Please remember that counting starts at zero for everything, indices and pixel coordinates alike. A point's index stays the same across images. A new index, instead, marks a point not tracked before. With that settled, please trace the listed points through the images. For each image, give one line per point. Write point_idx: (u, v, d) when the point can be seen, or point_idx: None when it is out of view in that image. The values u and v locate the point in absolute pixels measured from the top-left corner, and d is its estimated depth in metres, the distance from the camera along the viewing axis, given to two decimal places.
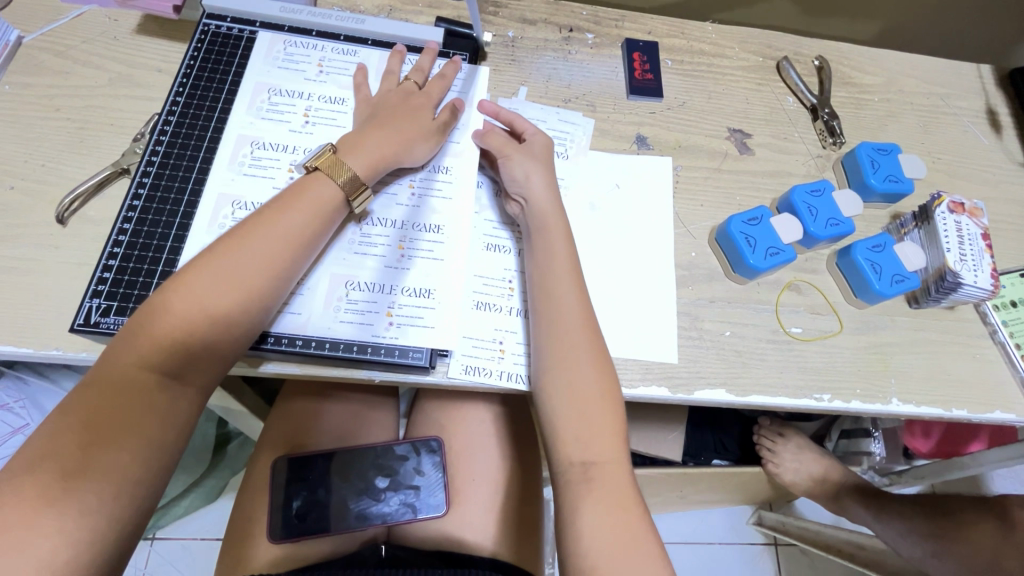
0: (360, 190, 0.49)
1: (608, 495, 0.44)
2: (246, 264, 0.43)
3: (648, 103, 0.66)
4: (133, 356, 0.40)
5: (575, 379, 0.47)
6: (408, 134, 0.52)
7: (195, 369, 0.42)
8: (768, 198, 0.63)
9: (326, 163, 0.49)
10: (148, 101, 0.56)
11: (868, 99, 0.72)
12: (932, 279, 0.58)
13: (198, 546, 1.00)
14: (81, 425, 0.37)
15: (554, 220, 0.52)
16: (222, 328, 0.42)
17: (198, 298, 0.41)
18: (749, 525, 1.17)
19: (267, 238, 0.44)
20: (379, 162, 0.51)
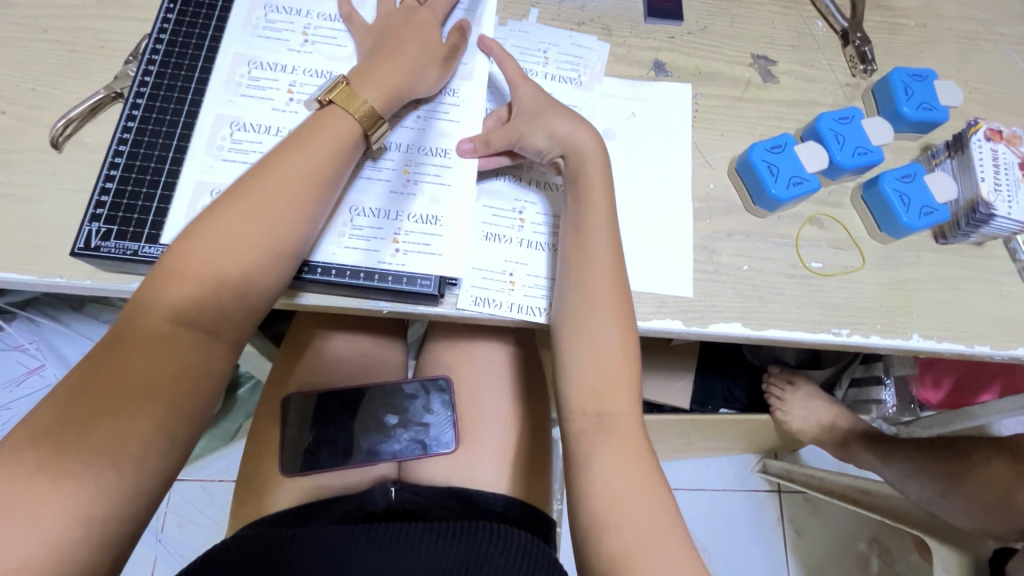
0: (378, 124, 0.47)
1: (622, 444, 0.44)
2: (266, 207, 0.41)
3: (667, 27, 0.62)
4: (160, 305, 0.38)
5: (598, 332, 0.46)
6: (419, 62, 0.49)
7: (220, 318, 0.40)
8: (792, 128, 0.60)
9: (340, 95, 0.46)
10: (139, 22, 0.53)
11: (903, 24, 0.67)
12: (963, 211, 0.55)
13: (216, 487, 1.03)
14: (112, 377, 0.36)
15: (595, 171, 0.49)
16: (245, 276, 0.41)
17: (217, 246, 0.40)
18: (754, 472, 1.18)
19: (286, 179, 0.42)
20: (393, 94, 0.48)
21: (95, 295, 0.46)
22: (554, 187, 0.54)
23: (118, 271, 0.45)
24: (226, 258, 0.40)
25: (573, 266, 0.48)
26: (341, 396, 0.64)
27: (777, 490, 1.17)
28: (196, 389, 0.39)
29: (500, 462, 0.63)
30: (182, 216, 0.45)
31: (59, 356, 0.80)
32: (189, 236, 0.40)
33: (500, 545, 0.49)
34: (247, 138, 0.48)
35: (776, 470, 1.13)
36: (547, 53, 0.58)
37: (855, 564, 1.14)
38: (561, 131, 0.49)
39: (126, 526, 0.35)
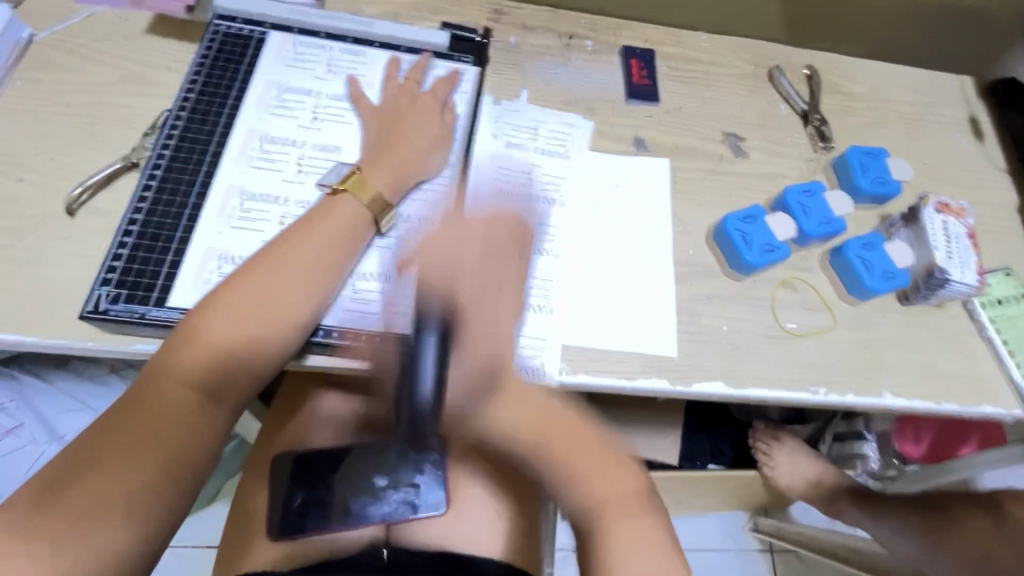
0: (386, 210, 0.52)
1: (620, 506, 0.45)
2: (282, 283, 0.46)
3: (645, 107, 0.68)
4: (178, 371, 0.42)
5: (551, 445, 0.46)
6: (419, 152, 0.55)
7: (231, 381, 0.44)
8: (762, 198, 0.65)
9: (353, 185, 0.51)
10: (158, 98, 0.57)
11: (855, 107, 0.75)
12: (921, 276, 0.60)
13: (191, 553, 0.98)
14: (128, 432, 0.39)
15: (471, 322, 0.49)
16: (259, 345, 0.44)
17: (234, 316, 0.44)
18: (745, 531, 1.17)
19: (300, 255, 0.47)
20: (397, 182, 0.53)
21: (95, 356, 0.47)
22: (548, 255, 0.58)
23: (122, 332, 0.46)
24: (244, 326, 0.44)
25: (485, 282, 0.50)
26: (330, 457, 0.64)
27: (769, 549, 1.16)
28: (200, 445, 0.42)
29: (487, 523, 0.63)
30: (190, 281, 0.47)
31: (41, 416, 0.78)
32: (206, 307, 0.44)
33: None
34: (256, 208, 0.51)
35: (767, 528, 1.12)
36: (537, 129, 0.63)
37: None
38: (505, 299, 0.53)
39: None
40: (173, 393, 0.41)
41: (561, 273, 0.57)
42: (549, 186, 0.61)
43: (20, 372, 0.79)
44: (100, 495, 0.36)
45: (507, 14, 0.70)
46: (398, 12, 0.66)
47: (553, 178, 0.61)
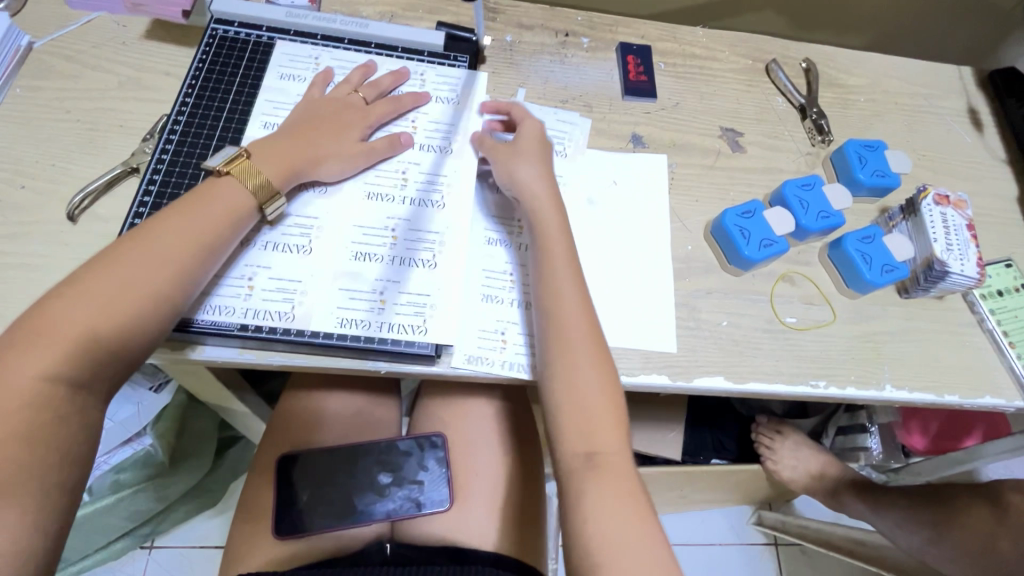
0: (273, 198, 0.50)
1: (614, 481, 0.45)
2: (197, 231, 0.46)
3: (643, 103, 0.68)
4: (83, 314, 0.41)
5: (579, 382, 0.48)
6: (333, 148, 0.54)
7: (132, 346, 0.43)
8: (761, 193, 0.65)
9: (238, 169, 0.50)
10: (156, 103, 0.58)
11: (854, 99, 0.74)
12: (921, 268, 0.60)
13: (198, 554, 0.99)
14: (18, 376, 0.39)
15: (550, 214, 0.53)
16: (170, 302, 0.44)
17: (82, 299, 0.41)
18: (749, 525, 1.17)
19: (217, 204, 0.48)
20: (290, 172, 0.51)
21: None
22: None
23: None
24: (158, 281, 0.44)
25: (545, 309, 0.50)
26: (335, 452, 0.64)
27: (773, 543, 1.16)
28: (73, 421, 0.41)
29: (491, 515, 0.64)
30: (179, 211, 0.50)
31: None
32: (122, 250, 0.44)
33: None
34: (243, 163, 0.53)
35: (771, 522, 1.12)
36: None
37: None
38: (520, 177, 0.55)
39: None
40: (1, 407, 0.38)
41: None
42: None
43: None
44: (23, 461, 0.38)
45: (504, 13, 0.70)
46: (394, 13, 0.66)
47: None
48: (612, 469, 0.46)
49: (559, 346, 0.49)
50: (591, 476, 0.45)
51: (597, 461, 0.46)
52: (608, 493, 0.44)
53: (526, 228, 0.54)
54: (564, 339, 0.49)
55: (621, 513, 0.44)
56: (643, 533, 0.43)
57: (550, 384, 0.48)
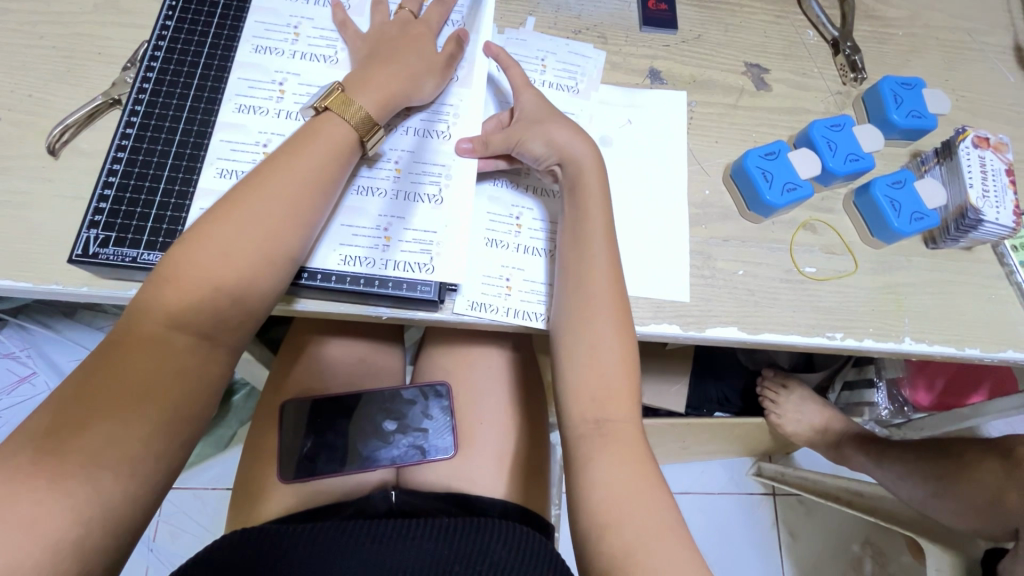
0: (373, 129, 0.47)
1: (623, 450, 0.44)
2: (307, 173, 0.44)
3: (661, 35, 0.63)
4: (208, 262, 0.40)
5: (597, 344, 0.46)
6: (414, 70, 0.50)
7: (252, 294, 0.42)
8: (785, 134, 0.61)
9: (336, 102, 0.47)
10: (136, 28, 0.53)
11: (891, 34, 0.68)
12: (952, 217, 0.57)
13: (209, 495, 1.02)
14: (148, 322, 0.38)
15: (583, 169, 0.49)
16: (284, 249, 0.42)
17: (222, 249, 0.40)
18: (748, 475, 1.19)
19: (325, 143, 0.45)
20: (390, 99, 0.48)
21: (92, 302, 0.46)
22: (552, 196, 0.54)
23: (116, 277, 0.45)
24: (275, 226, 0.42)
25: (571, 275, 0.48)
26: (339, 400, 0.64)
27: (772, 492, 1.18)
28: (193, 385, 0.39)
29: (497, 470, 0.63)
30: (215, 163, 0.47)
31: (50, 363, 0.79)
32: (239, 194, 0.42)
33: (503, 539, 0.50)
34: (260, 97, 0.50)
35: (770, 473, 1.14)
36: (544, 62, 0.59)
37: (850, 567, 1.14)
38: (558, 140, 0.50)
39: (128, 527, 0.36)
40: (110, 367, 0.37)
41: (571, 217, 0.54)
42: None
43: (27, 321, 0.80)
44: (114, 421, 0.35)
45: None
46: None
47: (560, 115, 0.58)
48: (622, 436, 0.44)
49: (580, 309, 0.47)
50: (599, 441, 0.44)
51: (607, 429, 0.45)
52: (615, 460, 0.43)
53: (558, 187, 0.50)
54: (591, 306, 0.47)
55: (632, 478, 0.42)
56: (653, 498, 0.42)
57: (567, 347, 0.47)
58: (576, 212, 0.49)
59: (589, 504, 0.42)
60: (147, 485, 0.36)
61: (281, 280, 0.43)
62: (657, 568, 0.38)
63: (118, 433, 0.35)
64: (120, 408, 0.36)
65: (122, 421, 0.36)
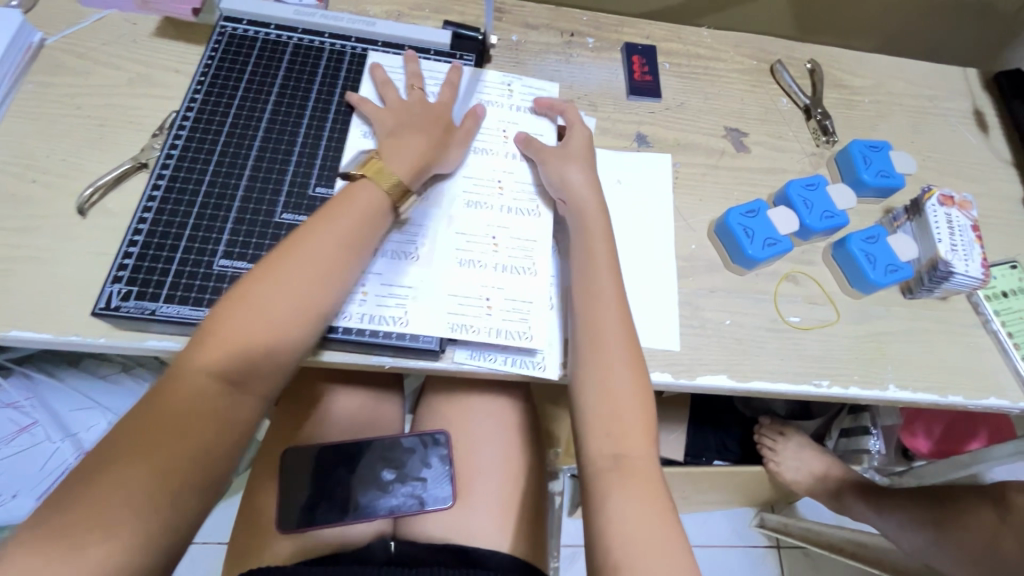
0: (406, 196, 0.51)
1: (639, 485, 0.45)
2: (338, 239, 0.47)
3: (647, 103, 0.69)
4: (244, 318, 0.43)
5: (611, 380, 0.48)
6: (420, 142, 0.54)
7: (285, 346, 0.44)
8: (765, 192, 0.65)
9: (371, 169, 0.51)
10: (166, 99, 0.58)
11: (858, 101, 0.74)
12: (925, 269, 0.60)
13: (200, 549, 1.00)
14: (193, 374, 0.41)
15: (595, 217, 0.54)
16: (319, 305, 0.45)
17: (263, 307, 0.43)
18: (751, 527, 1.17)
19: (363, 208, 0.49)
20: (420, 168, 0.53)
21: (109, 352, 0.48)
22: (526, 272, 0.54)
23: (134, 329, 0.47)
24: (313, 283, 0.45)
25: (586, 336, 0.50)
26: (335, 447, 0.64)
27: (775, 544, 1.16)
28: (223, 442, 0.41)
29: (497, 519, 0.63)
30: (233, 222, 0.51)
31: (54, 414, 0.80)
32: (278, 256, 0.46)
33: None
34: (277, 162, 0.54)
35: (773, 524, 1.12)
36: (507, 134, 0.61)
37: None
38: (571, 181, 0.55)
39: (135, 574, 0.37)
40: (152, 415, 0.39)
41: (541, 293, 0.53)
42: (523, 197, 0.58)
43: (35, 370, 0.80)
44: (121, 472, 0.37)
45: (510, 13, 0.70)
46: (402, 12, 0.67)
47: (527, 188, 0.58)
48: (639, 474, 0.45)
49: (592, 338, 0.50)
50: (616, 481, 0.45)
51: (624, 463, 0.46)
52: (631, 497, 0.44)
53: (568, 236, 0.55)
54: None
55: (650, 514, 0.43)
56: (671, 541, 0.43)
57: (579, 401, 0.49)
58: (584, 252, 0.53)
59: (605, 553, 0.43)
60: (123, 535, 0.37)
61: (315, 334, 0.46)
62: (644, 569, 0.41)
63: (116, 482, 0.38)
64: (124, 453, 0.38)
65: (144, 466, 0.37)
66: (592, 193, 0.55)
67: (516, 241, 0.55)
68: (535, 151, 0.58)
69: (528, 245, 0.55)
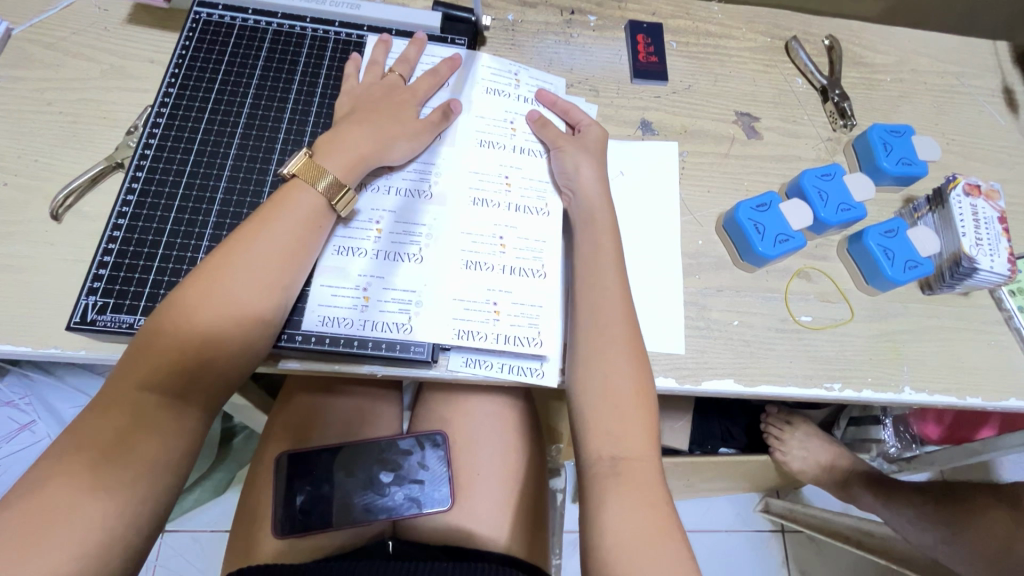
0: (343, 192, 0.48)
1: (637, 491, 0.43)
2: (277, 240, 0.45)
3: (653, 87, 0.64)
4: (177, 329, 0.41)
5: (611, 378, 0.46)
6: (389, 133, 0.51)
7: (228, 354, 0.42)
8: (777, 182, 0.62)
9: (303, 169, 0.48)
10: (141, 93, 0.55)
11: (879, 80, 0.70)
12: (947, 264, 0.57)
13: (207, 539, 1.01)
14: (122, 388, 0.39)
15: (602, 212, 0.51)
16: (257, 312, 0.43)
17: (195, 315, 0.41)
18: (756, 512, 1.16)
19: (298, 208, 0.46)
20: (358, 162, 0.49)
21: (90, 364, 0.46)
22: (535, 275, 0.51)
23: (114, 342, 0.46)
24: (250, 289, 0.43)
25: (583, 337, 0.48)
26: (332, 450, 0.63)
27: (780, 530, 1.16)
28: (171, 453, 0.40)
29: (499, 518, 0.63)
30: (212, 226, 0.48)
31: (51, 410, 0.80)
32: (212, 262, 0.43)
33: None
34: (257, 160, 0.51)
35: (778, 510, 1.11)
36: (514, 124, 0.57)
37: None
38: (586, 174, 0.53)
39: None
40: (85, 434, 0.38)
41: (551, 298, 0.51)
42: (531, 193, 0.54)
43: (31, 369, 0.79)
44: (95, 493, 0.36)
45: None
46: None
47: (539, 182, 0.55)
48: (637, 477, 0.43)
49: (594, 336, 0.47)
50: (613, 483, 0.43)
51: (623, 468, 0.44)
52: (630, 504, 0.42)
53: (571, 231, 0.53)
54: None
55: (654, 523, 0.41)
56: (670, 551, 0.40)
57: (578, 397, 0.47)
58: (592, 247, 0.50)
59: (600, 562, 0.41)
60: (110, 549, 0.36)
61: (257, 342, 0.44)
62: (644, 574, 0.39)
63: (101, 497, 0.36)
64: (106, 467, 0.37)
65: (108, 482, 0.37)
66: (603, 189, 0.53)
67: (524, 241, 0.52)
68: (549, 136, 0.55)
69: (538, 247, 0.52)
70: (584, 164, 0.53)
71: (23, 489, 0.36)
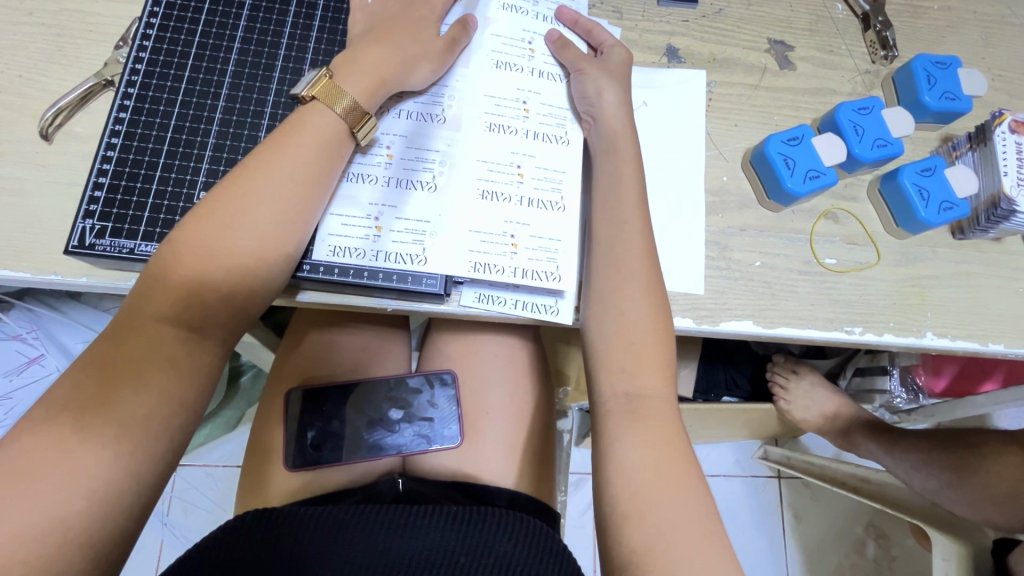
0: (365, 119, 0.45)
1: (652, 428, 0.42)
2: (293, 168, 0.42)
3: (681, 10, 0.59)
4: (192, 259, 0.39)
5: (629, 314, 0.44)
6: (410, 53, 0.47)
7: (247, 286, 0.41)
8: (809, 118, 0.58)
9: (323, 92, 0.44)
10: (129, 3, 0.51)
11: (926, 7, 0.64)
12: (983, 207, 0.54)
13: (220, 473, 1.03)
14: (136, 318, 0.38)
15: (624, 140, 0.48)
16: (275, 243, 0.41)
17: (211, 245, 0.39)
18: (754, 459, 1.18)
19: (316, 133, 0.43)
20: (378, 86, 0.46)
21: (92, 292, 0.45)
22: (554, 208, 0.49)
23: (114, 268, 0.44)
24: (268, 219, 0.41)
25: (601, 272, 0.46)
26: (344, 388, 0.63)
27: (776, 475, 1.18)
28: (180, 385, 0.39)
29: (507, 454, 0.63)
30: (211, 148, 0.46)
31: (58, 345, 0.79)
32: (227, 190, 0.41)
33: (508, 531, 0.48)
34: (256, 78, 0.48)
35: (776, 457, 1.13)
36: (532, 45, 0.53)
37: (852, 548, 1.16)
38: (609, 98, 0.49)
39: (130, 519, 0.36)
40: (95, 363, 0.37)
41: (569, 232, 0.49)
42: (550, 121, 0.51)
43: (36, 304, 0.79)
44: (105, 419, 0.36)
45: None
46: None
47: (558, 108, 0.52)
48: (653, 415, 0.43)
49: (612, 271, 0.45)
50: (628, 420, 0.42)
51: (638, 404, 0.43)
52: (645, 440, 0.41)
53: (591, 159, 0.50)
54: None
55: (668, 459, 0.41)
56: (685, 486, 0.40)
57: (595, 334, 0.45)
58: (612, 178, 0.48)
59: (613, 494, 0.40)
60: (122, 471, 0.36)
61: (275, 275, 0.42)
62: (657, 508, 0.39)
63: (115, 430, 0.35)
64: (115, 395, 0.36)
65: (118, 409, 0.36)
66: (626, 114, 0.49)
67: (542, 171, 0.50)
68: (570, 58, 0.51)
69: (557, 178, 0.50)
70: (607, 88, 0.49)
71: (32, 413, 0.35)
